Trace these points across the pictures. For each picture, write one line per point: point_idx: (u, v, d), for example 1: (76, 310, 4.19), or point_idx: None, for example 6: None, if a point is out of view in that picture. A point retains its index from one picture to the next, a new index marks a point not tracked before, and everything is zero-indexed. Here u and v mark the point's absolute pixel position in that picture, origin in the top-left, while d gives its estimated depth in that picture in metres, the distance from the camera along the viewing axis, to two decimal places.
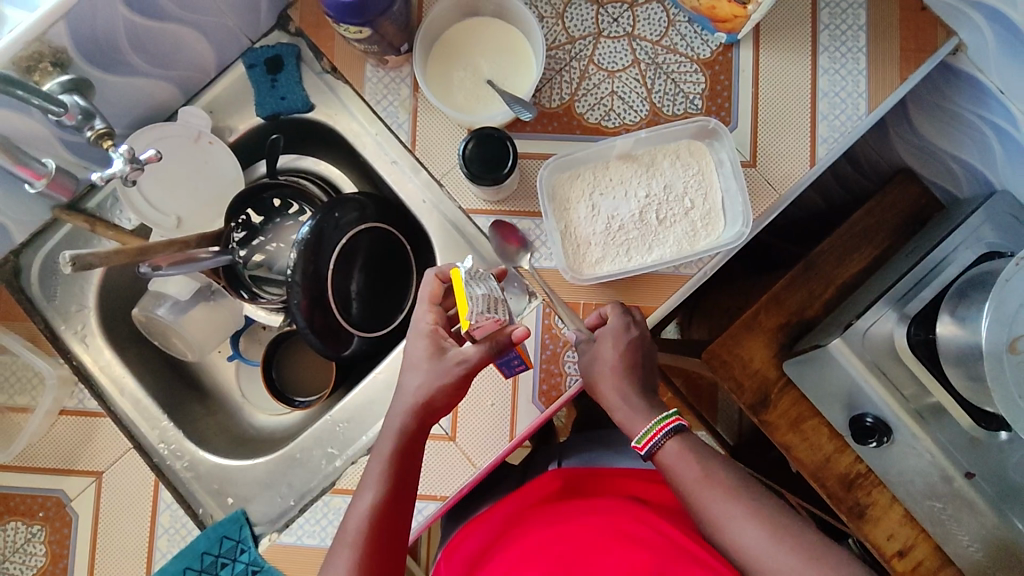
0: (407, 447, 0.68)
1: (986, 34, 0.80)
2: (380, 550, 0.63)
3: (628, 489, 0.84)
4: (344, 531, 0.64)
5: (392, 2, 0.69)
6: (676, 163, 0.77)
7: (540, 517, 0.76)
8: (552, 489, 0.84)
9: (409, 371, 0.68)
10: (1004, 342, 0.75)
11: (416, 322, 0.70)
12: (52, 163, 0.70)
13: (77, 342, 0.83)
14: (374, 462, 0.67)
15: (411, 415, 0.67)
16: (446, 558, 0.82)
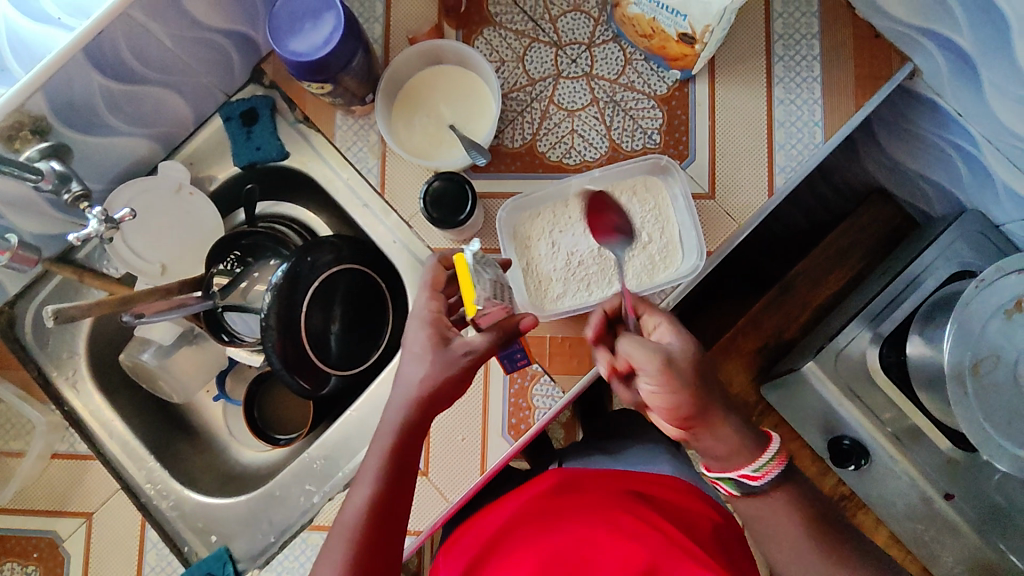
0: (407, 442, 0.65)
1: (939, 60, 0.80)
2: (372, 551, 0.61)
3: (629, 478, 0.82)
4: (337, 527, 0.62)
5: (352, 58, 0.72)
6: (633, 199, 0.79)
7: (551, 517, 0.77)
8: (552, 482, 0.81)
9: (409, 360, 0.65)
10: (968, 364, 0.76)
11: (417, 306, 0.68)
12: (14, 237, 0.76)
13: (68, 388, 0.86)
14: (370, 454, 0.65)
15: (412, 409, 0.64)
16: (445, 556, 0.81)
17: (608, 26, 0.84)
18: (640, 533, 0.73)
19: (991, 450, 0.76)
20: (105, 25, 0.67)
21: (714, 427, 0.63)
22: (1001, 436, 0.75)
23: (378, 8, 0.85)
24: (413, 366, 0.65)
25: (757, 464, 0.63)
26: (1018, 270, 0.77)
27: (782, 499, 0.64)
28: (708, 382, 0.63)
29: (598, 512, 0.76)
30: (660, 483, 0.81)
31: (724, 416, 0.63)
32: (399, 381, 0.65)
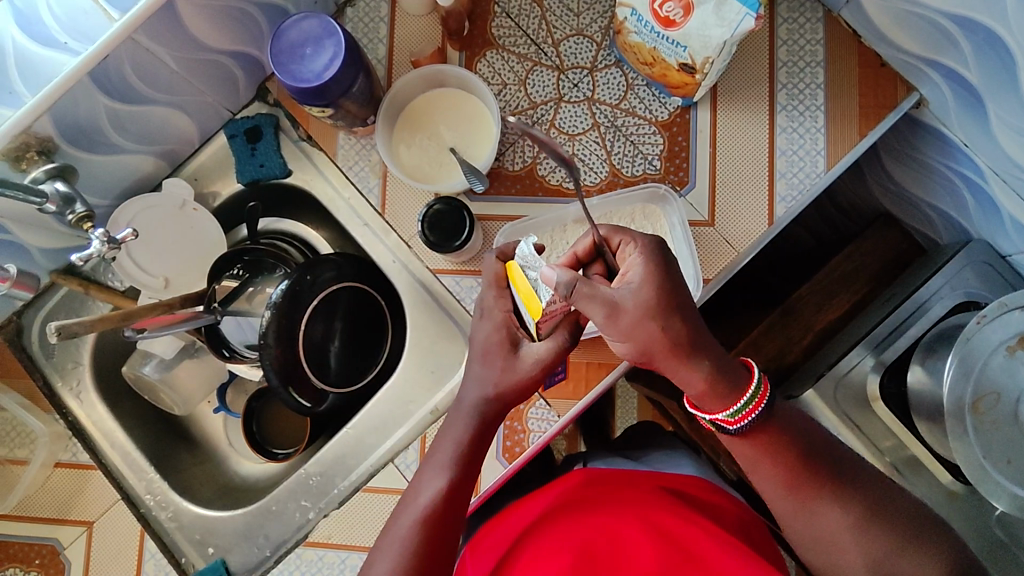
0: (477, 441, 0.65)
1: (945, 91, 0.80)
2: (433, 546, 0.60)
3: (656, 480, 0.78)
4: (403, 516, 0.62)
5: (353, 83, 0.73)
6: (631, 227, 0.80)
7: (582, 511, 0.71)
8: (579, 480, 0.77)
9: (478, 359, 0.66)
10: (969, 400, 0.75)
11: (482, 310, 0.68)
12: (13, 267, 0.79)
13: (72, 397, 0.88)
14: (441, 449, 0.65)
15: (487, 405, 0.65)
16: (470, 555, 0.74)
17: (610, 51, 0.85)
18: (679, 532, 0.68)
19: (989, 488, 0.74)
20: (111, 49, 0.68)
21: (676, 369, 0.61)
22: (999, 474, 0.74)
23: (382, 30, 0.86)
24: (482, 364, 0.66)
25: (738, 405, 0.63)
26: (1021, 307, 0.75)
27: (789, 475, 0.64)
28: (664, 325, 0.59)
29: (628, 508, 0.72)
30: (691, 486, 0.77)
31: (685, 360, 0.60)
32: (473, 379, 0.66)
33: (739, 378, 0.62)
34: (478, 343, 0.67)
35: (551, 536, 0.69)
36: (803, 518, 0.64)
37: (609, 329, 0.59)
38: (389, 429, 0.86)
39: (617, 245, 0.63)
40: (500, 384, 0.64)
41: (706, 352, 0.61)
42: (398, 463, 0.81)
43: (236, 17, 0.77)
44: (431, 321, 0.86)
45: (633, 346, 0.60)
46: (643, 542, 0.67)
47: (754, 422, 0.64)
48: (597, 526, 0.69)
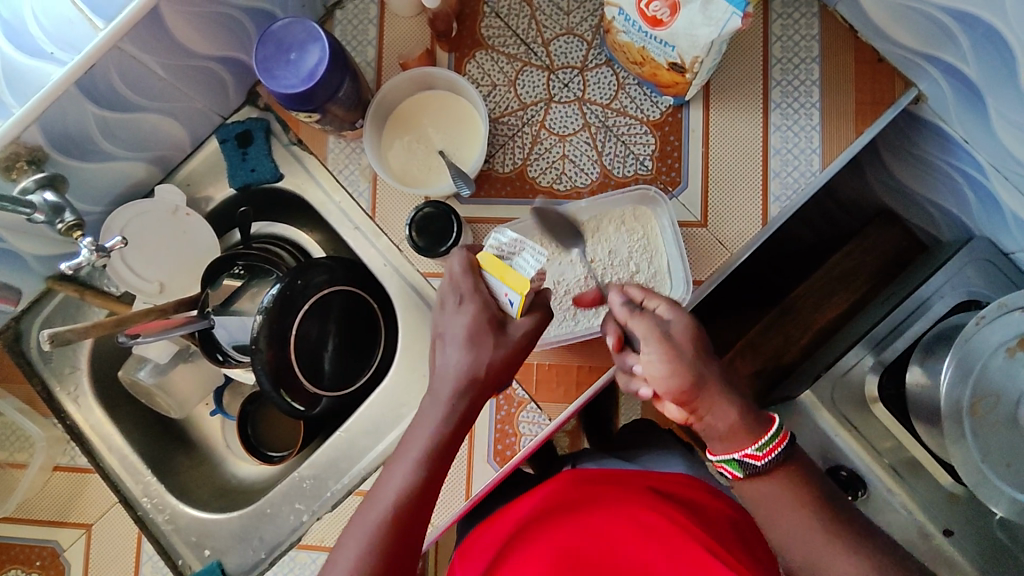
0: (448, 441, 0.62)
1: (944, 86, 0.78)
2: (395, 553, 0.57)
3: (646, 477, 0.77)
4: (365, 518, 0.58)
5: (339, 88, 0.73)
6: (621, 229, 0.79)
7: (568, 517, 0.70)
8: (566, 482, 0.75)
9: (451, 343, 0.63)
10: (966, 403, 0.73)
11: (450, 293, 0.65)
12: None
13: (70, 402, 0.89)
14: (410, 445, 0.61)
15: (465, 391, 0.62)
16: (460, 562, 0.74)
17: (601, 50, 0.84)
18: (664, 524, 0.67)
19: (988, 493, 0.72)
20: (96, 58, 0.68)
21: (713, 403, 0.59)
22: (1000, 479, 0.72)
23: (371, 32, 0.85)
24: (456, 351, 0.62)
25: (765, 442, 0.59)
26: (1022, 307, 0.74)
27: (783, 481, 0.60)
28: (707, 359, 0.59)
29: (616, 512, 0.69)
30: (680, 485, 0.75)
31: (726, 393, 0.59)
32: (446, 369, 0.62)
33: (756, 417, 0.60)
34: (452, 326, 0.64)
35: (536, 545, 0.68)
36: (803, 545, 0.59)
37: (659, 351, 0.58)
38: (382, 432, 0.86)
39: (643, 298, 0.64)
40: (469, 376, 0.62)
41: (738, 393, 0.61)
42: None
43: (222, 22, 0.77)
44: (422, 324, 0.86)
45: (680, 372, 0.58)
46: (627, 538, 0.67)
47: (775, 460, 0.60)
48: (584, 532, 0.68)
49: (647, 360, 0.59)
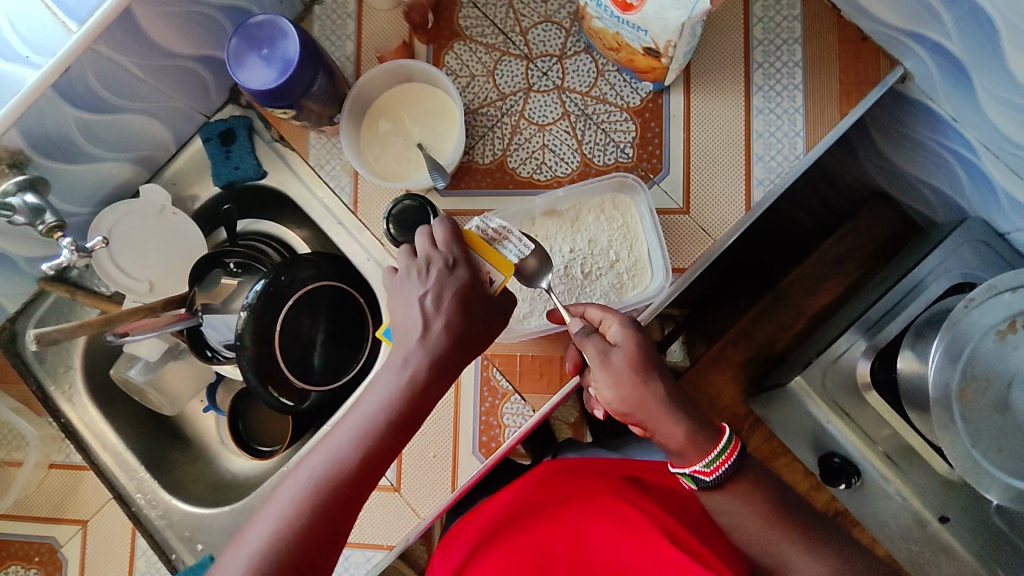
0: (406, 412, 0.60)
1: (930, 64, 0.76)
2: (324, 514, 0.57)
3: (626, 468, 0.77)
4: (305, 472, 0.58)
5: (313, 83, 0.73)
6: (600, 218, 0.78)
7: (539, 519, 0.69)
8: (548, 473, 0.76)
9: (434, 308, 0.61)
10: (956, 388, 0.71)
11: (436, 259, 0.63)
12: None
13: (65, 401, 0.90)
14: (366, 407, 0.61)
15: (437, 348, 0.61)
16: (439, 556, 0.74)
17: (579, 37, 0.83)
18: (636, 515, 0.67)
19: (977, 478, 0.71)
20: (72, 61, 0.68)
21: (658, 422, 0.57)
22: (992, 465, 0.71)
23: (349, 27, 0.85)
24: (439, 319, 0.61)
25: (717, 452, 0.57)
26: (1012, 288, 0.71)
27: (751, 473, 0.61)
28: (651, 378, 0.57)
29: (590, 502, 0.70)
30: (659, 474, 0.75)
31: (668, 413, 0.57)
32: (426, 335, 0.61)
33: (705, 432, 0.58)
34: (440, 289, 0.62)
35: (503, 553, 0.67)
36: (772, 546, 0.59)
37: (598, 376, 0.58)
38: None
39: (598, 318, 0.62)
40: (441, 345, 0.61)
41: (688, 407, 0.58)
42: None
43: (198, 21, 0.77)
44: None
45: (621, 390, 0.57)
46: (599, 532, 0.67)
47: (728, 472, 0.58)
48: (557, 533, 0.68)
49: (594, 383, 0.59)
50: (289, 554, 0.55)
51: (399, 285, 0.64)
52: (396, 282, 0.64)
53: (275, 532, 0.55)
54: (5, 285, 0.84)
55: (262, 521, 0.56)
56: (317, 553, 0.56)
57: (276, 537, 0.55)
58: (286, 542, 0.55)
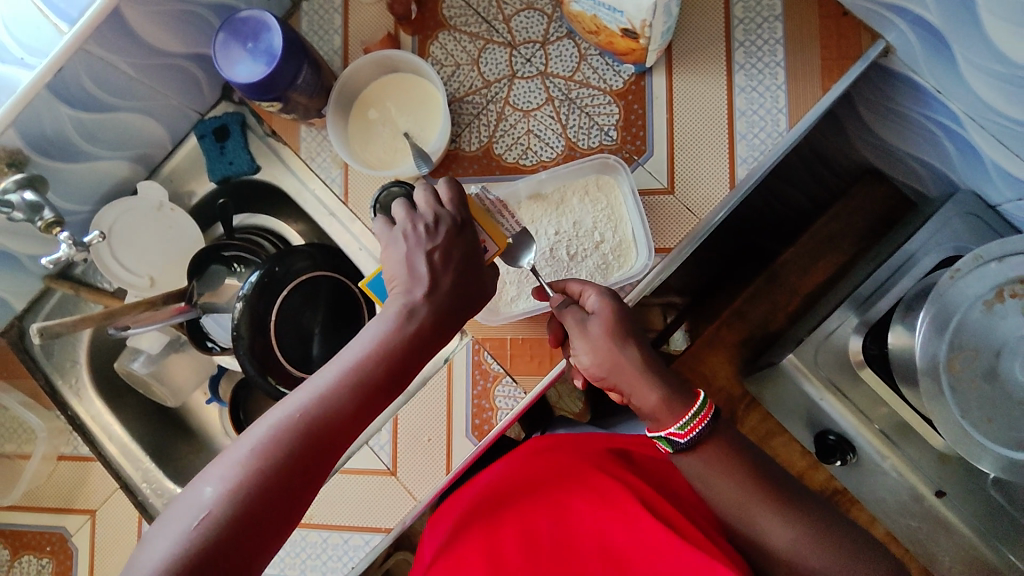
0: (402, 359, 0.56)
1: (911, 37, 0.76)
2: (307, 456, 0.52)
3: (612, 442, 0.79)
4: (289, 408, 0.53)
5: (297, 75, 0.75)
6: (585, 199, 0.80)
7: (526, 496, 0.72)
8: (536, 448, 0.80)
9: (442, 266, 0.58)
10: (943, 360, 0.71)
11: (444, 216, 0.60)
12: None
13: (72, 395, 0.94)
14: (359, 348, 0.56)
15: (435, 306, 0.58)
16: (430, 529, 0.78)
17: (561, 22, 0.84)
18: (618, 489, 0.69)
19: (969, 449, 0.71)
20: (64, 62, 0.70)
21: (634, 385, 0.60)
22: (981, 436, 0.71)
23: (336, 21, 0.87)
24: (446, 278, 0.59)
25: (692, 413, 0.60)
26: (997, 258, 0.71)
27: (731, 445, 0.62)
28: (626, 345, 0.61)
29: (576, 475, 0.72)
30: (643, 448, 0.78)
31: (643, 378, 0.60)
32: (433, 291, 0.58)
33: (681, 395, 0.61)
34: (448, 249, 0.59)
35: (489, 527, 0.70)
36: (748, 511, 0.61)
37: (577, 343, 0.63)
38: None
39: (580, 292, 0.67)
40: (443, 302, 0.58)
41: (664, 374, 0.61)
42: (372, 444, 0.84)
43: (187, 20, 0.79)
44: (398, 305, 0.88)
45: (600, 356, 0.61)
46: (584, 506, 0.70)
47: (700, 435, 0.60)
48: (543, 509, 0.71)
49: (574, 351, 0.64)
50: (265, 493, 0.49)
51: (399, 237, 0.59)
52: (394, 235, 0.60)
53: (253, 468, 0.50)
54: (10, 283, 0.86)
55: (235, 454, 0.51)
56: (294, 496, 0.51)
57: (251, 473, 0.50)
58: (263, 480, 0.50)
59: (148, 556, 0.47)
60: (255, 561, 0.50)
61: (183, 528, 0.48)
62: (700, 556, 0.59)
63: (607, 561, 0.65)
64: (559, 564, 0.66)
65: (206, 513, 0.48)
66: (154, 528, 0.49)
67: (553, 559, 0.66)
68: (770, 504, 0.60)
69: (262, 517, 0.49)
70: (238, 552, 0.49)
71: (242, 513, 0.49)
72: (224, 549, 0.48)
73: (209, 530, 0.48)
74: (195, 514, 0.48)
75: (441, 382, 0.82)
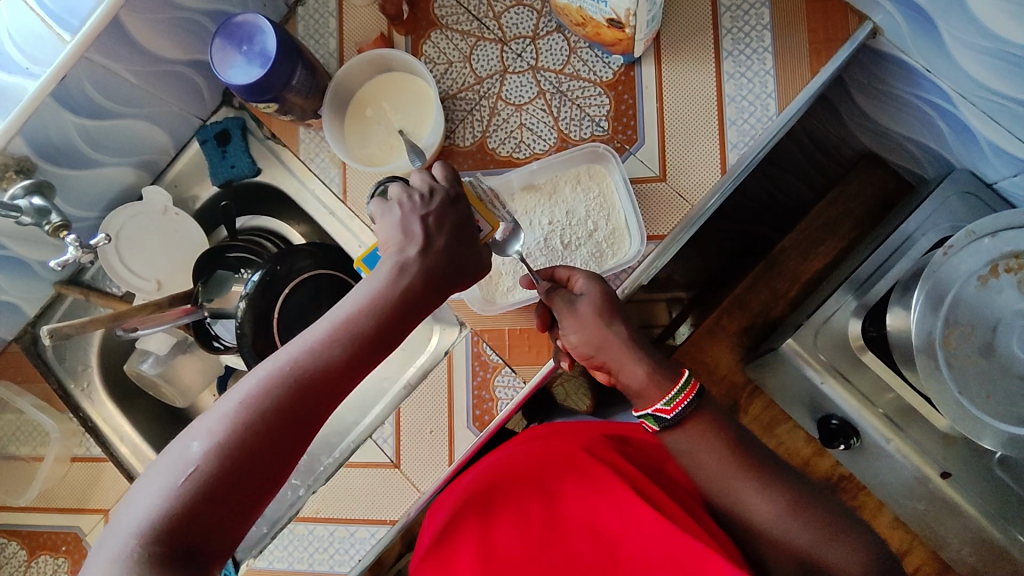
0: (391, 317, 0.57)
1: (897, 17, 0.76)
2: (296, 410, 0.52)
3: (608, 430, 0.80)
4: (278, 362, 0.53)
5: (291, 76, 0.77)
6: (577, 188, 0.81)
7: (521, 486, 0.73)
8: (535, 436, 0.81)
9: (436, 229, 0.61)
10: (938, 337, 0.71)
11: (439, 189, 0.62)
12: None
13: (84, 398, 0.96)
14: (350, 304, 0.57)
15: (426, 267, 0.59)
16: (429, 521, 0.79)
17: (551, 17, 0.85)
18: (609, 472, 0.70)
19: (970, 426, 0.70)
20: (67, 70, 0.73)
21: (620, 360, 0.65)
22: (981, 412, 0.70)
23: (332, 24, 0.89)
24: (441, 238, 0.60)
25: (676, 389, 0.64)
26: (991, 233, 0.71)
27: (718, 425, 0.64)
28: (613, 323, 0.66)
29: (570, 462, 0.73)
30: (637, 434, 0.78)
31: (629, 352, 0.65)
32: (426, 250, 0.59)
33: (664, 376, 0.65)
34: (442, 215, 0.61)
35: (485, 515, 0.71)
36: (739, 490, 0.62)
37: (567, 321, 0.67)
38: (368, 406, 0.92)
39: (566, 276, 0.71)
40: (436, 261, 0.59)
41: (649, 352, 0.66)
42: (375, 438, 0.85)
43: (186, 27, 0.81)
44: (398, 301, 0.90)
45: (589, 333, 0.66)
46: (576, 493, 0.71)
47: (686, 410, 0.64)
48: (537, 496, 0.72)
49: (562, 331, 0.69)
50: (251, 446, 0.50)
51: (393, 207, 0.62)
52: (387, 209, 0.62)
53: (241, 422, 0.51)
54: (22, 288, 0.88)
55: (223, 409, 0.51)
56: (284, 449, 0.52)
57: (239, 427, 0.50)
58: (251, 433, 0.50)
59: (139, 507, 0.48)
60: (246, 512, 0.51)
61: (172, 482, 0.49)
62: (688, 539, 0.60)
63: (597, 543, 0.66)
64: (551, 547, 0.67)
65: (194, 466, 0.49)
66: (144, 482, 0.50)
67: (545, 542, 0.67)
68: (754, 478, 0.62)
69: (250, 471, 0.51)
70: (227, 504, 0.50)
71: (231, 467, 0.50)
72: (213, 502, 0.49)
73: (199, 482, 0.49)
74: (184, 468, 0.49)
75: (441, 374, 0.83)
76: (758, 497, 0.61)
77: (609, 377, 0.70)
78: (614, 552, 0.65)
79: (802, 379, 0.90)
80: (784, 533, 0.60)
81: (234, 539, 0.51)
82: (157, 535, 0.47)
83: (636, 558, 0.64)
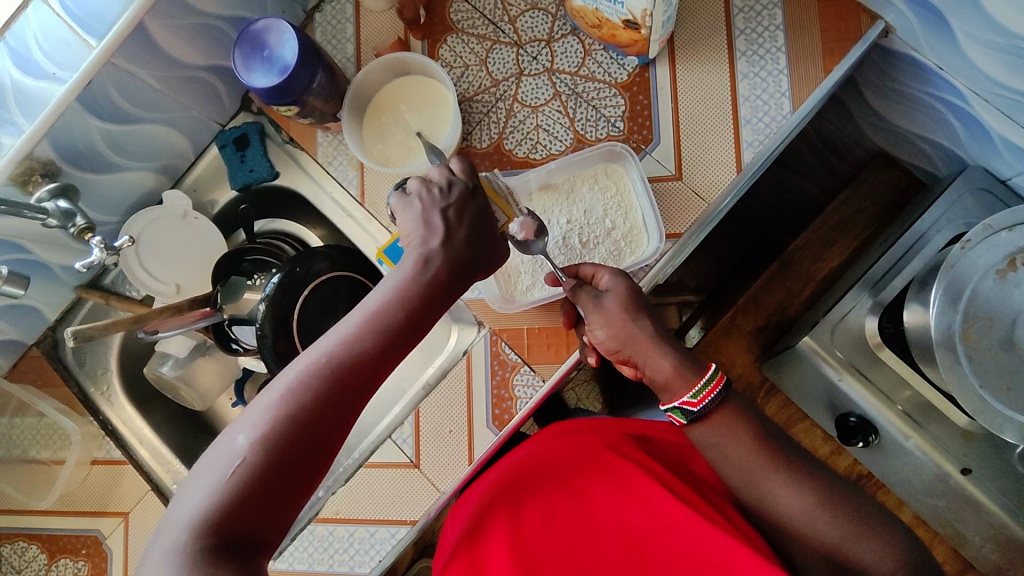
0: (419, 307, 0.58)
1: (910, 16, 0.78)
2: (335, 402, 0.53)
3: (630, 427, 0.80)
4: (314, 356, 0.54)
5: (313, 79, 0.78)
6: (594, 187, 0.82)
7: (547, 484, 0.73)
8: (556, 432, 0.81)
9: (456, 220, 0.61)
10: (958, 331, 0.71)
11: (457, 182, 0.64)
12: None
13: (104, 401, 0.97)
14: (379, 297, 0.57)
15: (449, 257, 0.59)
16: (451, 520, 0.79)
17: (565, 20, 0.86)
18: (635, 470, 0.70)
19: (991, 420, 0.71)
20: (92, 74, 0.74)
21: (647, 354, 0.66)
22: (1002, 405, 0.70)
23: (349, 30, 0.90)
24: (462, 229, 0.61)
25: (701, 383, 0.64)
26: (1007, 227, 0.71)
27: (741, 417, 0.64)
28: (638, 317, 0.67)
29: (594, 460, 0.74)
30: (659, 431, 0.79)
31: (655, 346, 0.66)
32: (448, 242, 0.60)
33: (687, 370, 0.65)
34: (461, 207, 0.62)
35: (512, 513, 0.71)
36: (764, 482, 0.63)
37: (593, 317, 0.68)
38: (388, 407, 0.93)
39: (590, 273, 0.71)
40: (459, 252, 0.60)
41: (673, 344, 0.66)
42: (395, 438, 0.85)
43: (207, 33, 0.83)
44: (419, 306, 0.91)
45: (614, 329, 0.67)
46: (601, 492, 0.71)
47: (713, 403, 0.64)
48: (563, 495, 0.72)
49: (588, 327, 0.69)
50: (292, 439, 0.51)
51: (414, 201, 0.62)
52: (406, 202, 0.63)
53: (281, 414, 0.51)
54: (45, 292, 0.89)
55: (263, 404, 0.52)
56: (324, 442, 0.52)
57: (280, 419, 0.51)
58: (292, 426, 0.51)
59: (187, 503, 0.49)
60: (289, 504, 0.52)
61: (217, 478, 0.50)
62: (720, 535, 0.61)
63: (625, 544, 0.67)
64: (579, 546, 0.67)
65: (238, 461, 0.50)
66: (190, 480, 0.51)
67: (573, 542, 0.68)
68: (780, 470, 0.62)
69: (292, 463, 0.51)
70: (272, 497, 0.50)
71: (274, 461, 0.50)
72: (258, 495, 0.50)
73: (244, 475, 0.49)
74: (229, 462, 0.50)
75: (460, 372, 0.84)
76: (782, 489, 0.62)
77: (635, 372, 0.71)
78: (642, 550, 0.66)
79: (818, 376, 0.91)
80: (810, 525, 0.60)
81: (279, 532, 0.52)
82: (207, 528, 0.48)
83: (665, 557, 0.64)
